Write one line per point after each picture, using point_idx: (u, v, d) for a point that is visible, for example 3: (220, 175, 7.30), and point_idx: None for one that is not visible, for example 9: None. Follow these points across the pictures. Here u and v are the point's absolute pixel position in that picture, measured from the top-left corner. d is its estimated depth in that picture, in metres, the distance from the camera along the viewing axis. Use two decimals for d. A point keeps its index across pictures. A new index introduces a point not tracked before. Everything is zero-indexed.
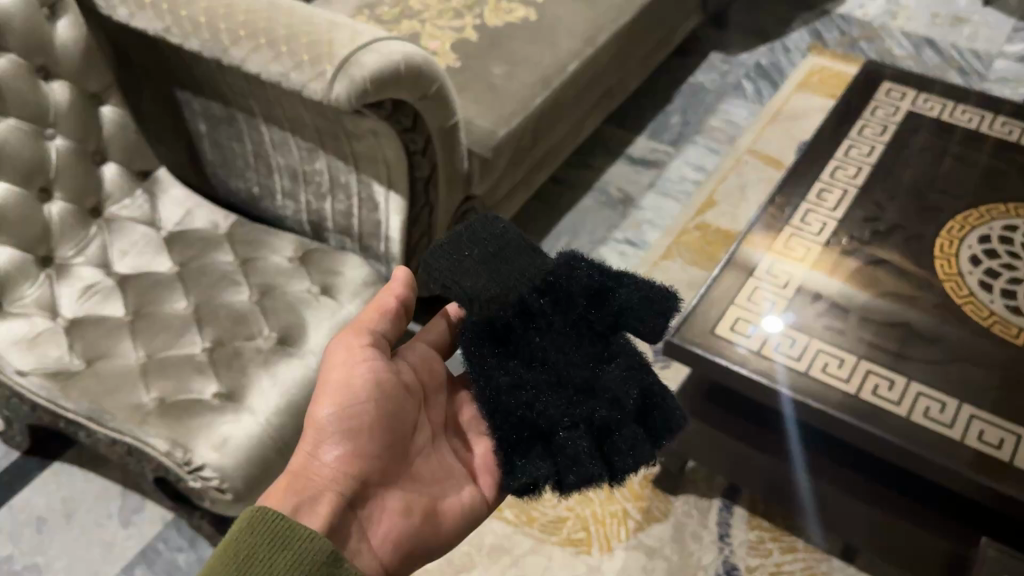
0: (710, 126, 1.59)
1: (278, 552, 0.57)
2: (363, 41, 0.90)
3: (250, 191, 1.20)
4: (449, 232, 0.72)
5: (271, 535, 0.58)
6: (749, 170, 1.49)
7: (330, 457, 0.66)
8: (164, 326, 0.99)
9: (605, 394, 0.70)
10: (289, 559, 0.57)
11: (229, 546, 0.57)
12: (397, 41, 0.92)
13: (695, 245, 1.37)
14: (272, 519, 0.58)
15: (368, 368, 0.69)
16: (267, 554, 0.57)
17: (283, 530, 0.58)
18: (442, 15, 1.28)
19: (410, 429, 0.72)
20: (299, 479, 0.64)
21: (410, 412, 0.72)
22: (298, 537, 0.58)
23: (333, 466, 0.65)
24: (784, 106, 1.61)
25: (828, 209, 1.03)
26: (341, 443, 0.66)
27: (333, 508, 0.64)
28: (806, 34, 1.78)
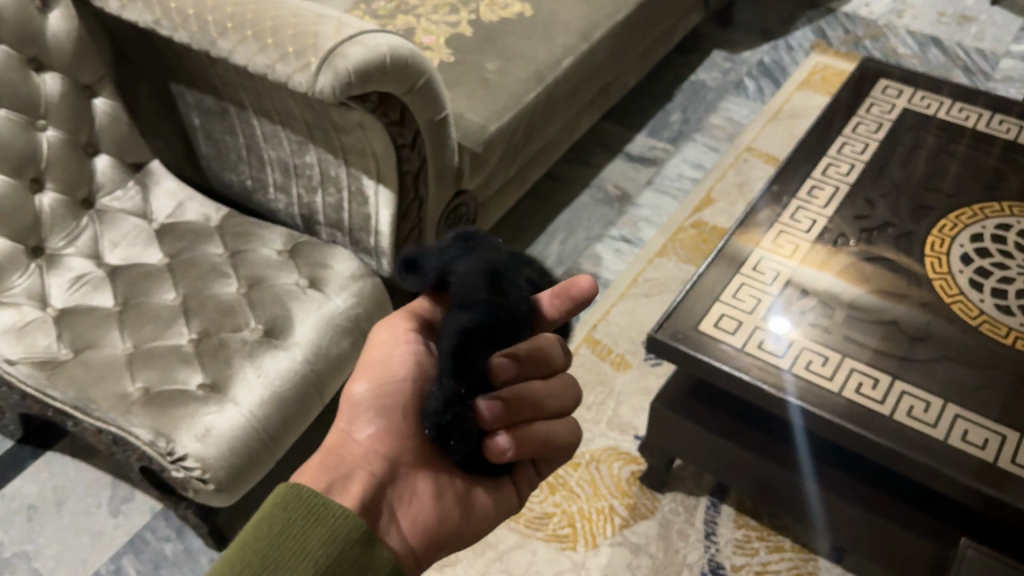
0: (711, 124, 1.58)
1: (312, 526, 0.55)
2: (349, 34, 0.90)
3: (243, 184, 1.20)
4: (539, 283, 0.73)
5: (306, 509, 0.55)
6: (748, 169, 1.48)
7: (362, 436, 0.64)
8: (152, 317, 0.99)
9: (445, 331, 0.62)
10: (324, 534, 0.55)
11: (264, 519, 0.55)
12: (383, 34, 0.92)
13: (692, 243, 1.36)
14: (307, 495, 0.56)
15: (407, 349, 0.68)
16: (301, 529, 0.54)
17: (318, 505, 0.56)
18: (437, 10, 1.28)
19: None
20: (331, 457, 0.63)
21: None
22: (331, 513, 0.56)
23: (364, 445, 0.64)
24: (785, 104, 1.60)
25: (819, 206, 1.02)
26: (374, 423, 0.65)
27: (362, 487, 0.61)
28: (810, 32, 1.77)
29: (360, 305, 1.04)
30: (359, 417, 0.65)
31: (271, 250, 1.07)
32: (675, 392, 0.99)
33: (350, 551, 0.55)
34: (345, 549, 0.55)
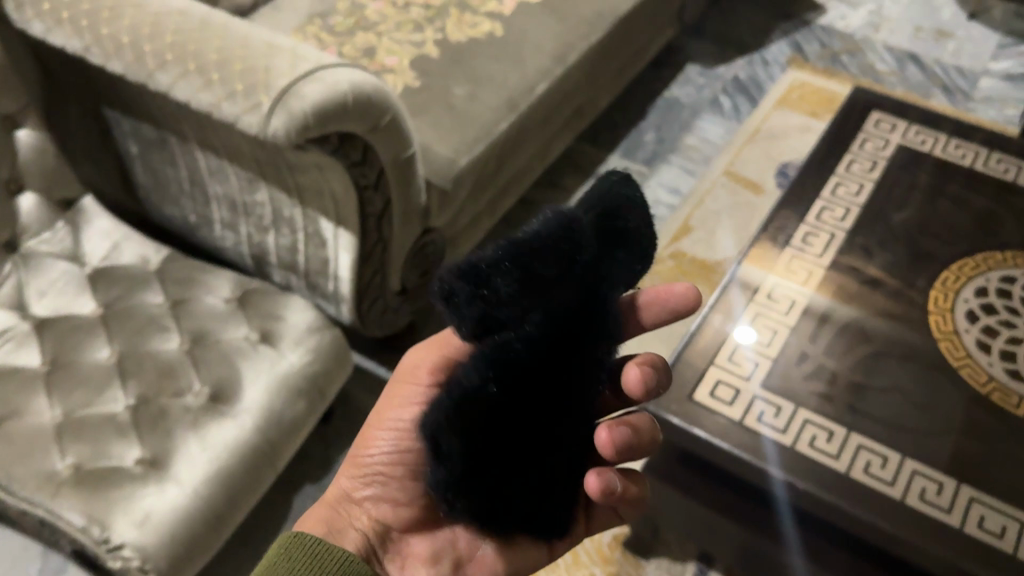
0: (686, 145, 1.51)
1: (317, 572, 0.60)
2: (306, 70, 0.80)
3: (186, 219, 1.09)
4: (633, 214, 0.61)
5: (310, 556, 0.60)
6: (725, 195, 1.42)
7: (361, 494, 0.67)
8: (84, 380, 0.89)
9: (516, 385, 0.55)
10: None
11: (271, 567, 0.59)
12: (344, 69, 0.83)
13: (670, 277, 1.30)
14: (310, 543, 0.61)
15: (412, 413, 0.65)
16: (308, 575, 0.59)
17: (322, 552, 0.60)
18: (400, 28, 1.17)
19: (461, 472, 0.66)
20: (332, 508, 0.67)
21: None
22: (333, 558, 0.61)
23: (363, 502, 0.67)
24: (762, 125, 1.53)
25: (815, 255, 0.95)
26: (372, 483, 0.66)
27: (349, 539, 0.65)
28: (785, 45, 1.70)
29: (318, 361, 0.96)
30: (361, 474, 0.67)
31: (214, 299, 0.97)
32: (660, 457, 0.92)
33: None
34: None
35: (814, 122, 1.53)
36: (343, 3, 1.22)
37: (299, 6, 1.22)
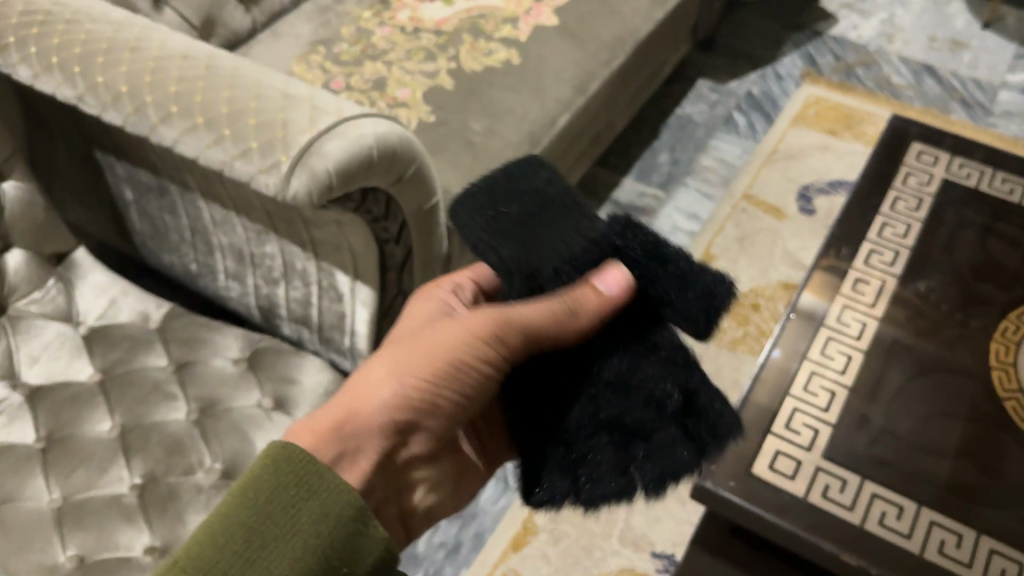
0: (702, 166, 1.45)
1: (303, 501, 0.47)
2: (326, 126, 0.72)
3: (186, 268, 1.02)
4: (487, 178, 0.57)
5: (293, 477, 0.47)
6: (747, 220, 1.36)
7: (390, 420, 0.53)
8: (84, 457, 0.81)
9: (638, 394, 0.53)
10: (315, 513, 0.46)
11: (247, 487, 0.46)
12: (366, 121, 0.75)
13: None
14: (300, 462, 0.47)
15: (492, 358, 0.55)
16: (292, 504, 0.46)
17: (308, 476, 0.47)
18: (411, 56, 1.10)
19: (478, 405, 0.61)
20: (347, 423, 0.52)
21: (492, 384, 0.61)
22: (324, 485, 0.47)
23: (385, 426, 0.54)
24: (779, 144, 1.48)
25: (867, 305, 0.89)
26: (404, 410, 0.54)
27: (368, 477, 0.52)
28: (798, 58, 1.65)
29: None
30: (398, 396, 0.53)
31: (220, 361, 0.89)
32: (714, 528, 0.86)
33: (343, 530, 0.47)
34: (338, 530, 0.47)
35: (833, 140, 1.48)
36: (348, 30, 1.15)
37: (301, 33, 1.15)
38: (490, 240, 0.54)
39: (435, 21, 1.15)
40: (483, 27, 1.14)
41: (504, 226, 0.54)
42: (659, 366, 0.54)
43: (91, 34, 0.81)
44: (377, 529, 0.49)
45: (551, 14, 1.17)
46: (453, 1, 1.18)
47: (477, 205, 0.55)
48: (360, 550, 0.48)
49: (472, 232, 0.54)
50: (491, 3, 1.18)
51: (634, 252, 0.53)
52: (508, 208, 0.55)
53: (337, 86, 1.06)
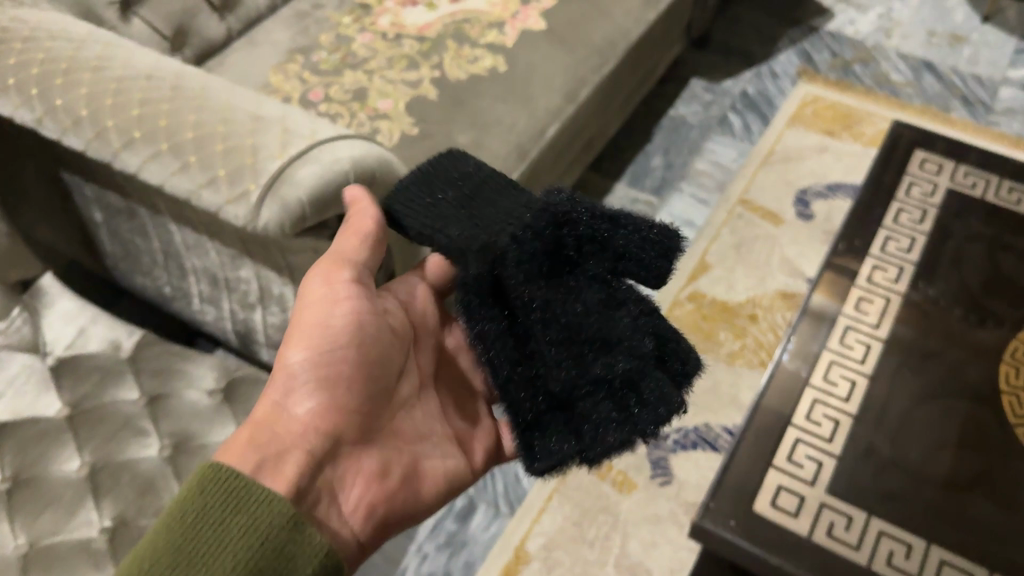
0: (696, 170, 1.41)
1: (233, 515, 0.50)
2: (293, 153, 0.68)
3: (160, 291, 0.97)
4: (416, 171, 0.67)
5: (224, 495, 0.50)
6: (744, 226, 1.32)
7: (300, 409, 0.59)
8: (52, 499, 0.76)
9: (620, 346, 0.59)
10: (244, 525, 0.49)
11: (179, 510, 0.50)
12: (336, 146, 0.70)
13: (690, 323, 1.20)
14: (227, 477, 0.51)
15: (349, 308, 0.62)
16: (221, 519, 0.49)
17: (237, 492, 0.50)
18: (393, 64, 1.05)
19: (395, 377, 0.66)
20: (260, 433, 0.57)
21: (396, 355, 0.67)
22: (255, 500, 0.51)
23: (303, 420, 0.58)
24: (775, 146, 1.44)
25: (871, 326, 0.85)
26: (315, 395, 0.59)
27: (302, 467, 0.56)
28: (794, 55, 1.61)
29: None
30: (295, 387, 0.59)
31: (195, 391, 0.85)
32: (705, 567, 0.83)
33: (275, 542, 0.50)
34: (268, 541, 0.50)
35: (831, 141, 1.45)
36: (327, 37, 1.10)
37: (278, 40, 1.10)
38: (438, 222, 0.62)
39: (418, 26, 1.10)
40: (467, 32, 1.09)
41: (445, 208, 0.63)
42: (636, 318, 0.60)
43: (51, 53, 0.77)
44: (310, 539, 0.51)
45: (538, 17, 1.12)
46: (436, 5, 1.13)
47: (413, 191, 0.66)
48: (296, 558, 0.50)
49: (415, 222, 0.63)
50: (476, 6, 1.13)
51: (587, 223, 0.60)
52: (445, 193, 0.65)
53: (316, 98, 1.02)
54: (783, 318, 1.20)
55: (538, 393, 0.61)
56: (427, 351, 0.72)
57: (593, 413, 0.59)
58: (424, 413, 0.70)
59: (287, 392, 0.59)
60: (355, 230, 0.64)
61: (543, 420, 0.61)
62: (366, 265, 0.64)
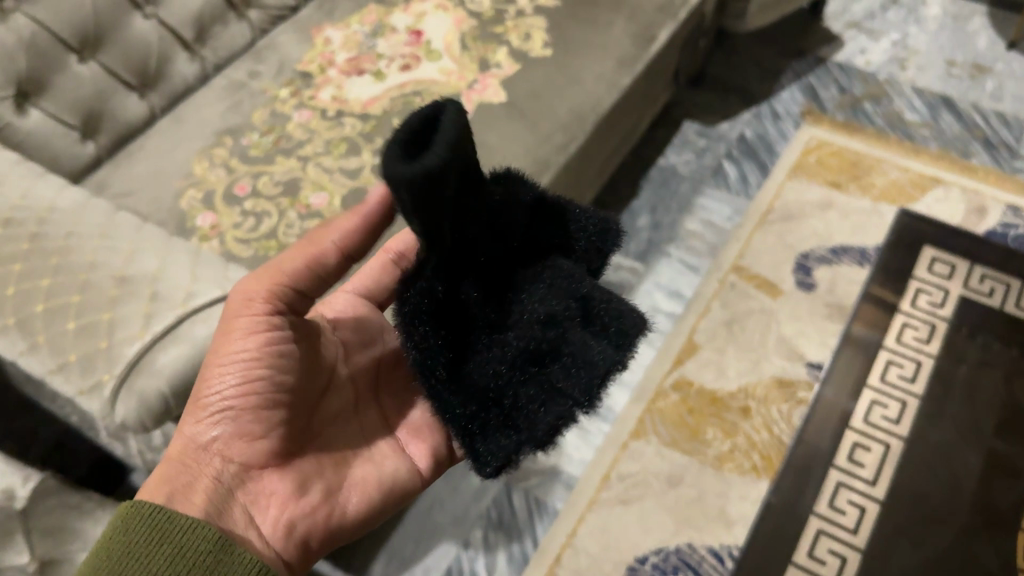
0: (687, 231, 1.29)
1: (157, 547, 0.48)
2: (156, 333, 0.56)
3: (68, 418, 0.86)
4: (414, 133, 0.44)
5: (145, 526, 0.48)
6: (737, 299, 1.20)
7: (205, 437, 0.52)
8: None
9: (537, 316, 0.51)
10: (172, 552, 0.48)
11: (102, 550, 0.48)
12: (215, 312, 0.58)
13: (675, 417, 1.08)
14: (145, 509, 0.49)
15: (260, 339, 0.51)
16: (145, 551, 0.47)
17: (161, 523, 0.48)
18: (331, 149, 0.94)
19: (320, 388, 0.57)
20: (167, 468, 0.52)
21: (317, 368, 0.57)
22: (177, 527, 0.48)
23: (211, 448, 0.52)
24: (775, 201, 1.31)
25: (849, 533, 0.88)
26: (220, 423, 0.52)
27: (210, 497, 0.51)
28: (797, 92, 1.48)
29: None
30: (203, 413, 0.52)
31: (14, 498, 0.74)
32: None
33: (202, 567, 0.48)
34: (194, 568, 0.48)
35: (835, 195, 1.32)
36: (261, 113, 0.98)
37: (208, 117, 0.98)
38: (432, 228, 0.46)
39: (362, 100, 0.98)
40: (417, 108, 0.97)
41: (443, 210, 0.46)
42: (554, 281, 0.52)
43: None
44: (242, 554, 0.50)
45: (498, 87, 1.00)
46: (384, 74, 1.01)
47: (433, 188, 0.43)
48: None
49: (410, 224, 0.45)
50: (428, 75, 1.01)
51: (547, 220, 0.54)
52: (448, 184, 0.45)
53: (242, 192, 0.90)
54: (778, 412, 1.08)
55: (466, 398, 0.51)
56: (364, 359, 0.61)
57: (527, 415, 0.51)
58: (365, 424, 0.60)
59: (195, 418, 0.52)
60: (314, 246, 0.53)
61: (480, 424, 0.51)
62: (294, 282, 0.53)
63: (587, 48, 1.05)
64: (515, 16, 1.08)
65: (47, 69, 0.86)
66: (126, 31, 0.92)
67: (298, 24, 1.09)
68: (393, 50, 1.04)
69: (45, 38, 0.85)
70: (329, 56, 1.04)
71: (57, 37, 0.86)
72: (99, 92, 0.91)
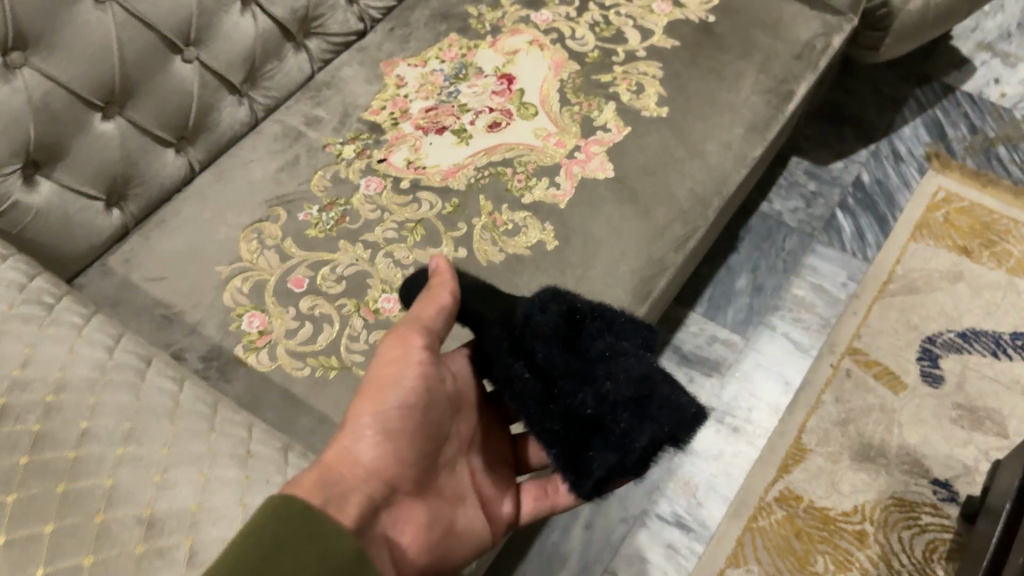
0: (795, 297, 1.12)
1: (306, 540, 0.43)
2: None
3: None
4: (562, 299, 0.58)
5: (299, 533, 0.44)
6: (852, 391, 1.04)
7: (367, 458, 0.53)
8: None
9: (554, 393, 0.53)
10: (317, 554, 0.43)
11: (250, 534, 0.43)
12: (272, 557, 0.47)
13: (780, 542, 0.94)
14: (298, 508, 0.44)
15: (419, 373, 0.56)
16: (296, 542, 0.43)
17: (310, 521, 0.44)
18: (405, 234, 0.78)
19: (441, 444, 0.59)
20: (329, 473, 0.51)
21: (443, 423, 0.59)
22: (325, 528, 0.44)
23: (368, 465, 0.53)
24: (896, 267, 1.14)
25: None
26: (380, 444, 0.53)
27: (363, 508, 0.51)
28: (922, 127, 1.29)
29: None
30: (359, 430, 0.54)
31: None
32: None
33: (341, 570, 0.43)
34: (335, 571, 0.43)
35: (966, 264, 1.14)
36: (321, 176, 0.82)
37: (258, 178, 0.82)
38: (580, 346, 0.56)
39: (443, 169, 0.82)
40: (507, 183, 0.81)
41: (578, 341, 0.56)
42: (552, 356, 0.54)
43: None
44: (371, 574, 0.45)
45: (604, 158, 0.83)
46: (469, 134, 0.84)
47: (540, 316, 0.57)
48: None
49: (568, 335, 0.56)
50: (521, 138, 0.84)
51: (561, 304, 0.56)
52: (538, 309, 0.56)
53: (298, 287, 0.75)
54: (898, 542, 0.94)
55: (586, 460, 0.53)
56: (465, 429, 0.63)
57: (632, 436, 0.52)
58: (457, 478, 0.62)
59: (353, 437, 0.53)
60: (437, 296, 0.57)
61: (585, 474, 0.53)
62: (439, 333, 0.57)
63: (711, 109, 0.87)
64: (625, 61, 0.90)
65: (63, 134, 0.70)
66: (161, 82, 0.75)
67: (366, 55, 0.92)
68: (479, 101, 0.87)
69: (59, 96, 0.68)
70: (402, 103, 0.87)
71: (75, 97, 0.69)
72: (128, 154, 0.75)
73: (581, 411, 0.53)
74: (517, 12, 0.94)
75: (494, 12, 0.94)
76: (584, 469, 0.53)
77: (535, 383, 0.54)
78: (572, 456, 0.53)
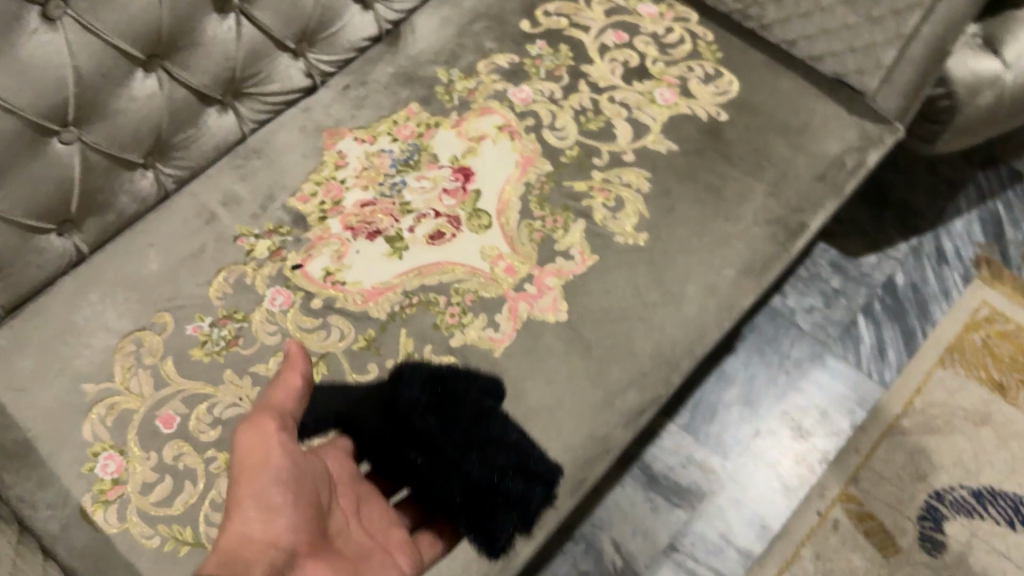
0: (791, 422, 0.98)
1: None
2: None
3: None
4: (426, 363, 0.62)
5: None
6: (836, 548, 0.91)
7: (262, 531, 0.47)
8: None
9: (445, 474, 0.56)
10: None
11: None
12: None
13: None
14: None
15: (286, 446, 0.51)
16: None
17: None
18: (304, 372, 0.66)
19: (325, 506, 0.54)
20: (231, 552, 0.44)
21: (319, 487, 0.53)
22: None
23: (264, 534, 0.47)
24: (916, 396, 0.99)
25: None
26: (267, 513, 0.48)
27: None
28: (976, 223, 1.11)
29: None
30: (241, 509, 0.47)
31: None
32: None
33: None
34: None
35: (997, 404, 0.99)
36: (226, 277, 0.70)
37: (155, 272, 0.71)
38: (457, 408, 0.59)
39: (366, 288, 0.69)
40: (437, 316, 0.68)
41: (452, 413, 0.59)
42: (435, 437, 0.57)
43: None
44: None
45: (559, 295, 0.70)
46: (405, 244, 0.71)
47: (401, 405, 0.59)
48: None
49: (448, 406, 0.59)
50: (464, 257, 0.71)
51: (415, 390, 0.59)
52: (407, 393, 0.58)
53: (166, 428, 0.64)
54: None
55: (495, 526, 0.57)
56: (343, 499, 0.57)
57: (527, 496, 0.58)
58: (353, 536, 0.55)
59: (241, 518, 0.47)
60: (287, 381, 0.55)
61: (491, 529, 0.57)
62: (291, 414, 0.54)
63: (700, 241, 0.73)
64: (608, 166, 0.76)
65: None
66: (32, 168, 0.63)
67: (309, 118, 0.78)
68: (425, 201, 0.73)
69: None
70: (336, 190, 0.74)
71: None
72: None
73: (473, 475, 0.56)
74: (493, 84, 0.80)
75: (467, 81, 0.80)
76: (491, 533, 0.57)
77: (428, 463, 0.56)
78: (479, 526, 0.57)
